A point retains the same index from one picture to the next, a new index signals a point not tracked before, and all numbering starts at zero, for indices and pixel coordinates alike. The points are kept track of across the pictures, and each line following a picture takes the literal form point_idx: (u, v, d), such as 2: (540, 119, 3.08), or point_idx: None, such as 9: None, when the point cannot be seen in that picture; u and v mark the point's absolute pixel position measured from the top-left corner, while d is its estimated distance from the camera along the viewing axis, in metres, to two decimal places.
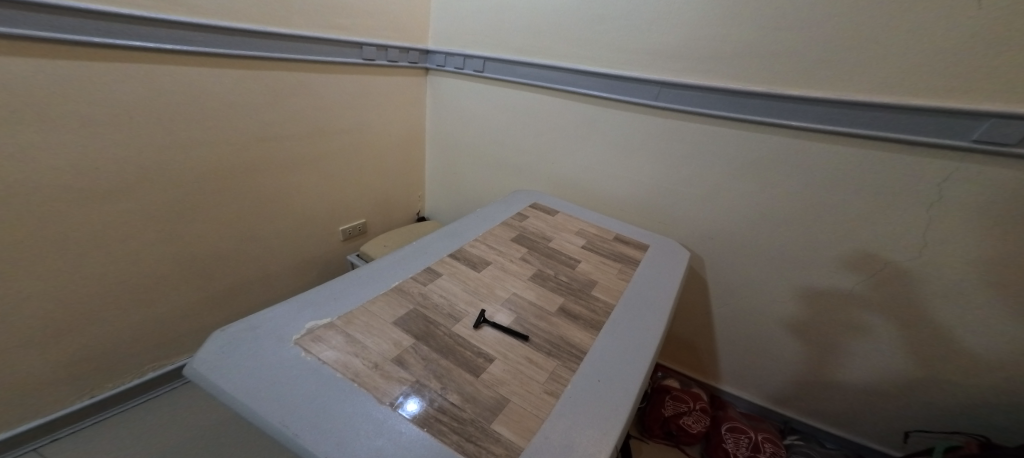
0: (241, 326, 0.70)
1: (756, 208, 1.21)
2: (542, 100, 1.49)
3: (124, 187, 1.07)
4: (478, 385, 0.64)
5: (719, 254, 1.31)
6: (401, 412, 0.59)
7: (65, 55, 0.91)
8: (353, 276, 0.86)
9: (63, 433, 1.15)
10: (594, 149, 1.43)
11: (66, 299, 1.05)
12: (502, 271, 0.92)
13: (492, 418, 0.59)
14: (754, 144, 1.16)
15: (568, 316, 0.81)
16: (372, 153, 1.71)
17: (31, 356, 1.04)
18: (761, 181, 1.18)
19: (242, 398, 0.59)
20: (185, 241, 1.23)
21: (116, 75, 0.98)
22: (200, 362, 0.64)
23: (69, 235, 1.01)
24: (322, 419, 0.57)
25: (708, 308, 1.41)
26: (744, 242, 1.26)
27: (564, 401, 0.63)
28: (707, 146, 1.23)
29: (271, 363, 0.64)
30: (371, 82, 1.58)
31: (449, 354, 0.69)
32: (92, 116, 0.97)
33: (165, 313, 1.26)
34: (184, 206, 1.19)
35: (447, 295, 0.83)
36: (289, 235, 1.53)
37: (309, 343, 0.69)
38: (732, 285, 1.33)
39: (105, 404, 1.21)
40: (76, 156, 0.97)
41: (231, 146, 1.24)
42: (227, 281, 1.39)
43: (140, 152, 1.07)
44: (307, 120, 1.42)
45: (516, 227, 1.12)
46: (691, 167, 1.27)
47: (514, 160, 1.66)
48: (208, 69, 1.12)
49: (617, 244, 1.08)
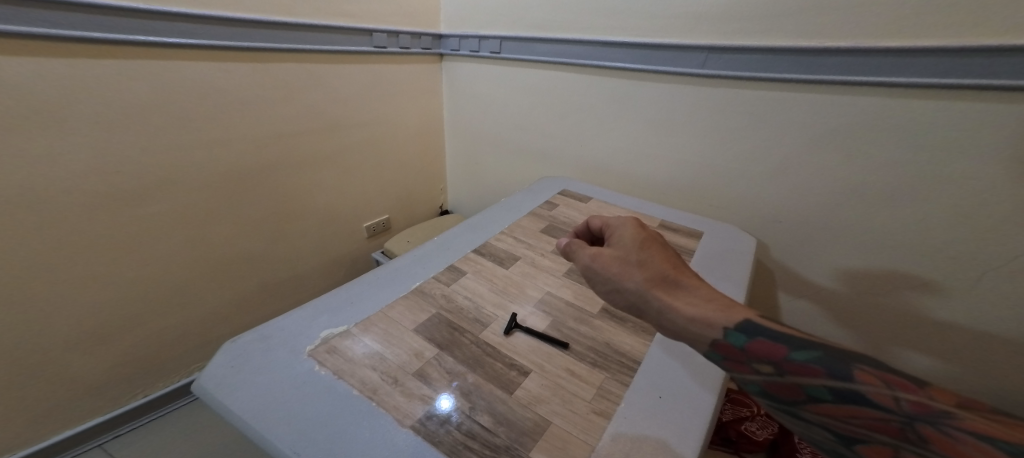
0: (252, 336, 0.63)
1: (830, 189, 1.01)
2: (566, 78, 1.35)
3: (136, 191, 1.01)
4: (513, 404, 0.54)
5: (782, 241, 1.14)
6: (423, 436, 0.50)
7: (57, 53, 0.83)
8: (370, 278, 0.77)
9: (122, 430, 1.18)
10: (626, 129, 1.28)
11: (95, 308, 1.02)
12: (533, 267, 0.82)
13: (532, 445, 0.50)
14: (825, 113, 0.96)
15: (614, 318, 0.70)
16: (389, 146, 1.62)
17: (74, 363, 1.03)
18: (843, 155, 0.97)
19: (249, 419, 0.51)
20: (209, 244, 1.19)
21: (124, 73, 0.92)
22: (207, 377, 0.56)
23: (93, 242, 0.98)
24: (336, 446, 0.48)
25: (767, 303, 1.23)
26: (814, 226, 1.07)
27: (622, 424, 0.52)
28: (766, 118, 1.05)
29: (283, 379, 0.56)
30: (384, 71, 1.49)
31: (478, 366, 0.60)
32: (105, 117, 0.92)
33: (200, 316, 1.24)
34: (204, 207, 1.15)
35: (473, 297, 0.73)
36: (313, 235, 1.48)
37: (324, 355, 0.61)
38: (798, 276, 1.15)
39: (155, 404, 1.23)
40: (97, 160, 0.93)
41: (246, 145, 1.19)
42: (255, 283, 1.36)
43: (159, 153, 1.02)
44: (321, 115, 1.35)
45: (545, 217, 1.01)
46: (749, 143, 1.09)
47: (541, 146, 1.53)
48: (214, 63, 1.05)
49: (664, 233, 0.92)
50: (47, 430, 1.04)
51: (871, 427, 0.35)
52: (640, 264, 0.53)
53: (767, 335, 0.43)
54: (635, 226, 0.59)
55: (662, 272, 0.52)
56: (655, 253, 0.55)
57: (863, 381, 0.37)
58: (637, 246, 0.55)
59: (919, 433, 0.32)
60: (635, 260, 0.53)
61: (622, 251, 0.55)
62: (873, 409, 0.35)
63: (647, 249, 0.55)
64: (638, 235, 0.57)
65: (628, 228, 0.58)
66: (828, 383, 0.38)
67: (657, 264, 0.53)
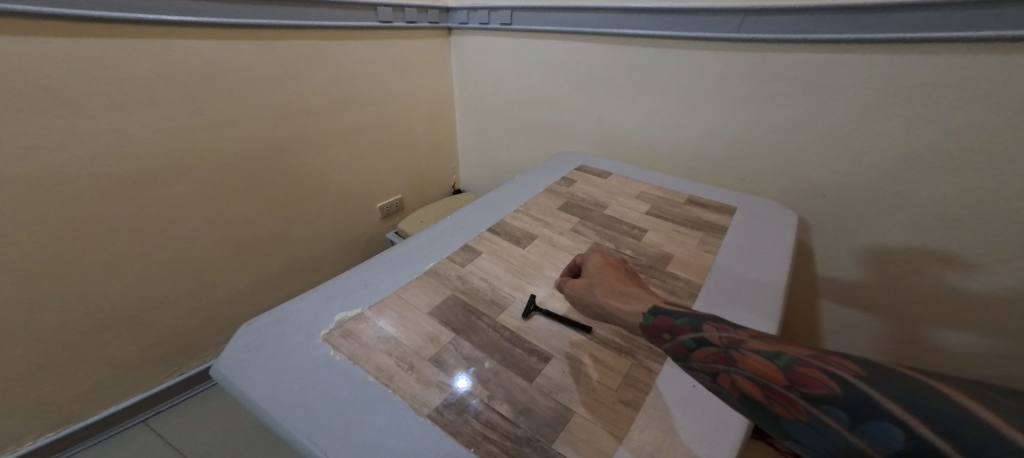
0: (267, 320, 0.60)
1: (882, 162, 0.91)
2: (581, 49, 1.26)
3: (149, 175, 0.98)
4: (533, 392, 0.51)
5: (820, 218, 1.04)
6: (440, 426, 0.47)
7: (59, 33, 0.79)
8: (383, 259, 0.73)
9: (164, 406, 1.20)
10: (648, 100, 1.19)
11: (116, 295, 1.01)
12: (551, 246, 0.77)
13: (554, 437, 0.46)
14: (876, 79, 0.86)
15: None
16: (399, 125, 1.57)
17: (102, 349, 1.03)
18: (902, 122, 0.86)
19: (265, 408, 0.48)
20: (225, 228, 1.17)
21: (129, 53, 0.88)
22: (225, 362, 0.54)
23: (109, 229, 0.95)
24: (352, 436, 0.45)
25: (804, 285, 1.14)
26: (857, 202, 0.97)
27: (654, 416, 0.48)
28: (808, 85, 0.94)
29: (298, 365, 0.53)
30: (392, 47, 1.42)
31: (495, 352, 0.56)
32: (114, 99, 0.89)
33: (222, 299, 1.24)
34: (218, 191, 1.12)
35: (488, 278, 0.69)
36: (328, 216, 1.45)
37: (339, 340, 0.57)
38: (837, 258, 1.06)
39: (191, 382, 1.25)
40: (112, 143, 0.91)
41: (256, 127, 1.15)
42: (273, 265, 1.34)
43: (170, 135, 0.99)
44: (329, 94, 1.29)
45: (562, 193, 0.95)
46: (790, 112, 0.98)
47: (556, 121, 1.45)
48: (218, 42, 1.00)
49: (692, 209, 0.87)
50: (83, 412, 1.06)
51: (711, 364, 0.38)
52: (598, 281, 0.55)
53: (664, 310, 0.46)
54: (603, 256, 0.60)
55: (618, 284, 0.54)
56: (612, 269, 0.57)
57: (707, 330, 0.41)
58: (596, 266, 0.58)
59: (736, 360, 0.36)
60: (595, 281, 0.55)
61: (590, 278, 0.57)
62: (709, 348, 0.39)
63: (605, 268, 0.57)
64: (596, 256, 0.60)
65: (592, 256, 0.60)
66: (687, 335, 0.41)
67: (612, 278, 0.55)
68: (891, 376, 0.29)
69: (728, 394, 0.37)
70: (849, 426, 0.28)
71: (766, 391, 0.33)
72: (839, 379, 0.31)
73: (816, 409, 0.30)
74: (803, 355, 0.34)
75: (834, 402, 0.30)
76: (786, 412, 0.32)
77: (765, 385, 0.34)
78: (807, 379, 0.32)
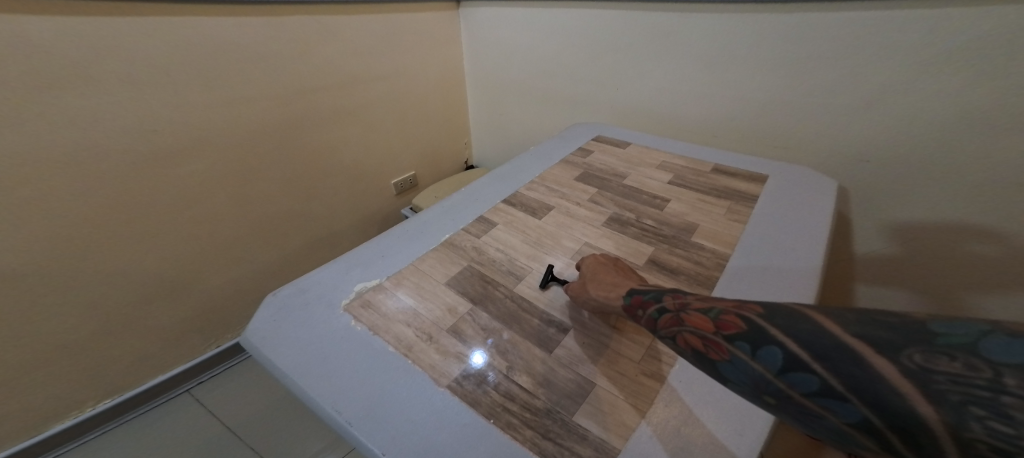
0: (291, 290, 0.59)
1: (937, 132, 0.81)
2: (599, 16, 1.18)
3: (170, 153, 0.96)
4: (554, 364, 0.49)
5: (863, 188, 0.94)
6: (460, 397, 0.45)
7: (65, 10, 0.76)
8: (399, 231, 0.71)
9: (206, 377, 1.23)
10: (670, 68, 1.10)
11: (140, 275, 1.00)
12: (568, 217, 0.74)
13: (576, 409, 0.44)
14: (936, 35, 0.75)
15: (663, 269, 0.61)
16: (410, 100, 1.52)
17: (131, 329, 1.04)
18: (962, 80, 0.76)
19: (291, 376, 0.47)
20: (246, 206, 1.15)
21: (137, 30, 0.84)
22: (253, 331, 0.53)
23: (129, 211, 0.94)
24: (375, 406, 0.44)
25: (840, 263, 1.05)
26: (905, 170, 0.87)
27: (681, 389, 0.46)
28: (852, 48, 0.84)
29: (321, 334, 0.52)
30: (400, 20, 1.36)
31: (514, 322, 0.54)
32: (127, 75, 0.86)
33: (245, 276, 1.23)
34: (236, 170, 1.10)
35: (505, 249, 0.66)
36: (346, 193, 1.42)
37: (359, 310, 0.56)
38: (881, 235, 0.96)
39: (225, 355, 1.26)
40: (129, 121, 0.88)
41: (271, 105, 1.11)
42: (295, 242, 1.33)
43: (185, 113, 0.96)
44: (341, 69, 1.25)
45: (578, 164, 0.91)
46: (831, 72, 0.88)
47: (571, 92, 1.38)
48: (227, 18, 0.96)
49: (719, 178, 0.82)
50: (117, 389, 1.07)
51: (664, 328, 0.37)
52: (589, 278, 0.54)
53: (639, 291, 0.45)
54: (598, 257, 0.59)
55: (609, 276, 0.52)
56: (604, 265, 0.56)
57: (663, 298, 0.40)
58: (590, 264, 0.57)
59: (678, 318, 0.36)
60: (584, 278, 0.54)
61: (583, 277, 0.56)
62: (661, 313, 0.38)
63: (598, 264, 0.56)
64: (590, 255, 0.59)
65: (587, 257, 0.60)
66: (651, 307, 0.40)
67: (603, 272, 0.54)
68: (789, 308, 0.29)
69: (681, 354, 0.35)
70: (753, 356, 0.29)
71: (700, 340, 0.32)
72: (750, 318, 0.30)
73: (732, 349, 0.30)
74: (730, 304, 0.33)
75: (745, 338, 0.30)
76: (712, 356, 0.31)
77: (698, 334, 0.33)
78: (728, 323, 0.31)
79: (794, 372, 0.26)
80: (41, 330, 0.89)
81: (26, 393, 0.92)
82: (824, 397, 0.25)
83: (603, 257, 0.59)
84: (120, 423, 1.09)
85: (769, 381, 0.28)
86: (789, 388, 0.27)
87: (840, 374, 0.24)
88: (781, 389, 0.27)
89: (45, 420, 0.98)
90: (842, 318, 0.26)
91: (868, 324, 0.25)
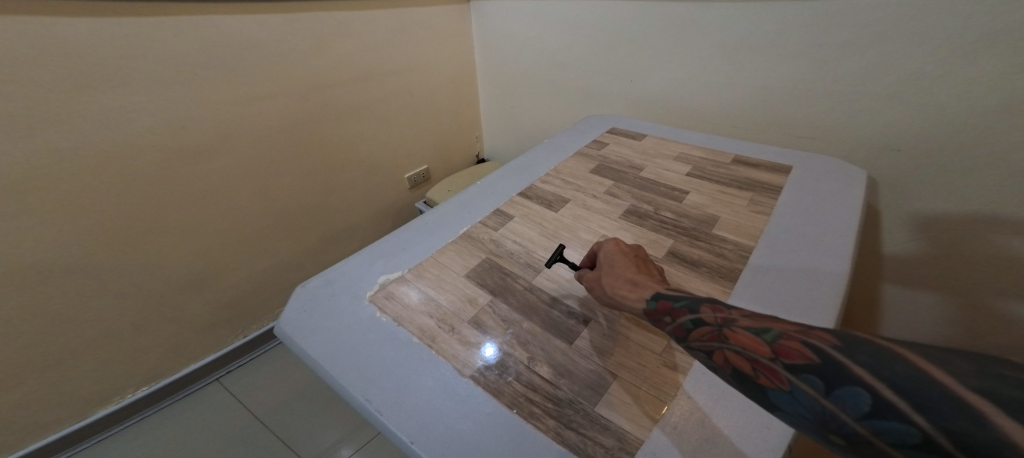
0: (318, 281, 0.60)
1: (972, 121, 0.78)
2: (614, 6, 1.16)
3: (198, 148, 0.98)
4: (575, 355, 0.49)
5: (891, 177, 0.91)
6: (483, 386, 0.45)
7: (96, 11, 0.77)
8: (418, 224, 0.71)
9: (233, 366, 1.26)
10: (688, 57, 1.08)
11: (169, 269, 1.03)
12: (585, 209, 0.73)
13: (599, 399, 0.44)
14: (974, 19, 0.72)
15: (684, 262, 0.60)
16: (423, 94, 1.52)
17: (161, 320, 1.06)
18: (1004, 63, 0.73)
19: (322, 365, 0.48)
20: (267, 201, 1.17)
21: (163, 29, 0.85)
22: (285, 321, 0.54)
23: (158, 206, 0.96)
24: (402, 396, 0.44)
25: (864, 256, 1.03)
26: (937, 159, 0.84)
27: (703, 381, 0.45)
28: (884, 36, 0.81)
29: (347, 324, 0.53)
30: (414, 14, 1.36)
31: (534, 314, 0.54)
32: (156, 74, 0.87)
33: (268, 269, 1.25)
34: (257, 166, 1.11)
35: (523, 242, 0.66)
36: (362, 187, 1.44)
37: (383, 301, 0.56)
38: (912, 226, 0.93)
39: (251, 345, 1.29)
40: (158, 119, 0.90)
41: (289, 101, 1.12)
42: (314, 235, 1.35)
43: (210, 111, 0.97)
44: (356, 64, 1.25)
45: (594, 157, 0.90)
46: (860, 60, 0.85)
47: (585, 84, 1.36)
48: (246, 15, 0.96)
49: (740, 169, 0.81)
50: (150, 378, 1.10)
51: (700, 341, 0.37)
52: (607, 270, 0.52)
53: (666, 295, 0.43)
54: (618, 244, 0.55)
55: (629, 271, 0.50)
56: (625, 256, 0.53)
57: (701, 310, 0.39)
58: (609, 252, 0.54)
59: (726, 335, 0.35)
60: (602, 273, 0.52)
61: (601, 269, 0.53)
62: (703, 327, 0.37)
63: (618, 254, 0.53)
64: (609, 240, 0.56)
65: (604, 244, 0.56)
66: (684, 316, 0.39)
67: (622, 265, 0.51)
68: (871, 345, 0.28)
69: (715, 369, 0.36)
70: (825, 393, 0.28)
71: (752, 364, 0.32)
72: (822, 351, 0.29)
73: (797, 380, 0.29)
74: (790, 329, 0.32)
75: (814, 371, 0.29)
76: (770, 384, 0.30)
77: (751, 358, 0.33)
78: (792, 352, 0.30)
79: (878, 418, 0.25)
80: (79, 322, 0.92)
81: (65, 383, 0.95)
82: (919, 450, 0.23)
83: (625, 246, 0.55)
84: (154, 411, 1.13)
85: (846, 422, 0.26)
86: (870, 434, 0.25)
87: (946, 429, 0.22)
88: (860, 433, 0.26)
89: (84, 409, 1.01)
90: (950, 367, 0.24)
91: (987, 378, 0.23)
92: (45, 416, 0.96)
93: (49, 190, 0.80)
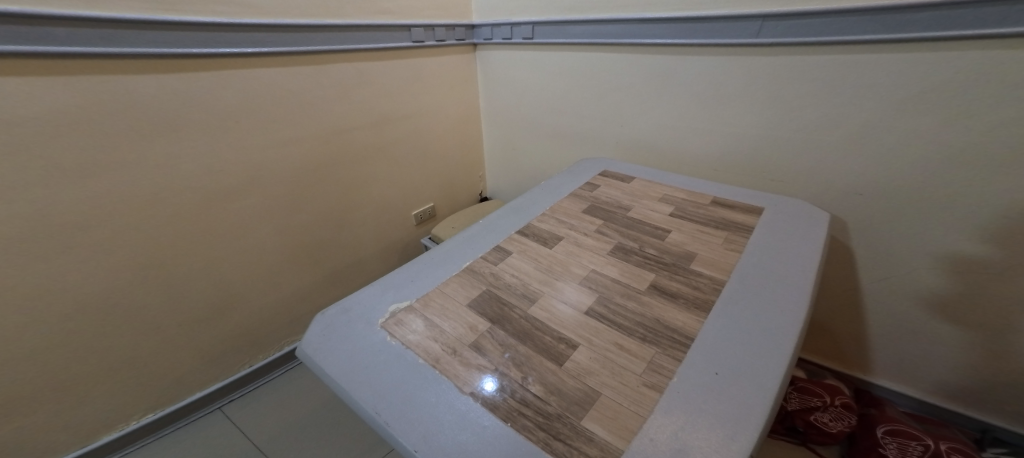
0: (336, 309, 0.67)
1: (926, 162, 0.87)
2: (604, 58, 1.29)
3: (228, 188, 1.08)
4: (562, 375, 0.55)
5: (859, 215, 0.99)
6: (483, 402, 0.51)
7: (158, 69, 0.89)
8: (426, 258, 0.79)
9: (236, 395, 1.29)
10: (671, 104, 1.19)
11: (191, 297, 1.10)
12: (577, 246, 0.81)
13: (583, 414, 0.50)
14: (916, 75, 0.83)
15: (664, 294, 0.68)
16: (431, 136, 1.64)
17: (178, 347, 1.12)
18: (945, 115, 0.82)
19: (340, 384, 0.54)
20: (283, 236, 1.25)
21: (209, 83, 0.97)
22: (307, 344, 0.61)
23: (187, 238, 1.04)
24: (410, 409, 0.51)
25: (844, 290, 1.09)
26: (901, 197, 0.92)
27: (678, 399, 0.51)
28: (842, 89, 0.91)
29: (361, 347, 0.59)
30: (424, 65, 1.50)
31: (527, 338, 0.61)
32: (203, 121, 0.99)
33: (280, 299, 1.32)
34: (278, 202, 1.20)
35: (519, 275, 0.74)
36: (371, 223, 1.52)
37: (393, 327, 0.63)
38: (885, 260, 1.00)
39: (256, 374, 1.33)
40: (197, 160, 1.00)
41: (312, 143, 1.24)
42: (324, 269, 1.42)
43: (242, 153, 1.08)
44: (372, 109, 1.37)
45: (586, 198, 0.99)
46: (823, 109, 0.95)
47: (579, 128, 1.48)
48: (280, 68, 1.09)
49: (717, 209, 0.90)
50: (160, 404, 1.14)
51: None
52: None
53: None
54: None
55: None
56: None
57: None
58: None
59: None
60: None
61: None
62: None
63: None
64: None
65: None
66: None
67: None
68: None
69: None
70: None
71: None
72: None
73: None
74: None
75: None
76: None
77: None
78: None
79: None
80: (105, 345, 0.98)
81: (83, 405, 1.00)
82: None
83: None
84: (156, 438, 1.16)
85: None
86: None
87: None
88: None
89: (96, 432, 1.05)
90: None
91: None
92: (60, 439, 0.99)
93: (92, 223, 0.89)
